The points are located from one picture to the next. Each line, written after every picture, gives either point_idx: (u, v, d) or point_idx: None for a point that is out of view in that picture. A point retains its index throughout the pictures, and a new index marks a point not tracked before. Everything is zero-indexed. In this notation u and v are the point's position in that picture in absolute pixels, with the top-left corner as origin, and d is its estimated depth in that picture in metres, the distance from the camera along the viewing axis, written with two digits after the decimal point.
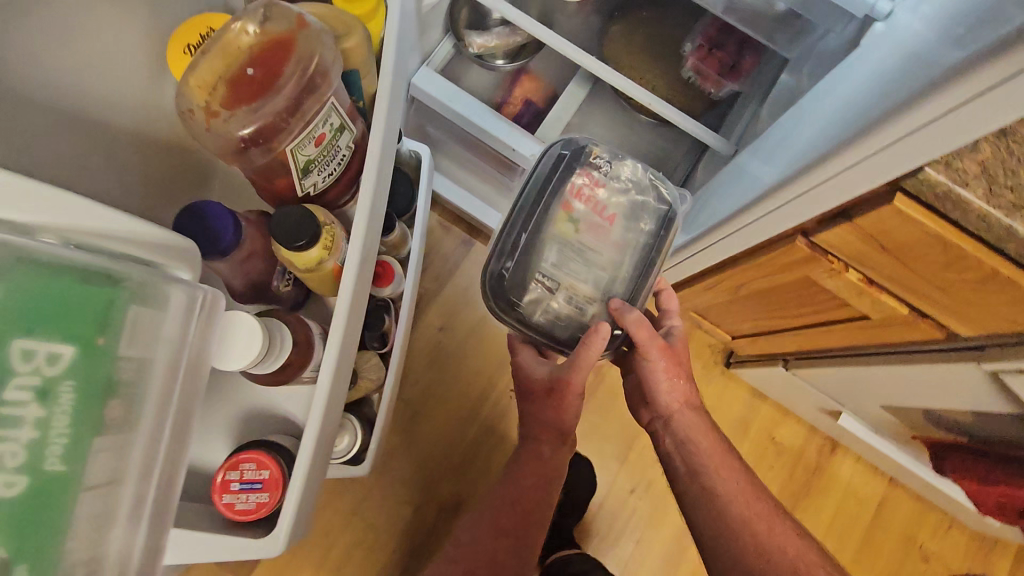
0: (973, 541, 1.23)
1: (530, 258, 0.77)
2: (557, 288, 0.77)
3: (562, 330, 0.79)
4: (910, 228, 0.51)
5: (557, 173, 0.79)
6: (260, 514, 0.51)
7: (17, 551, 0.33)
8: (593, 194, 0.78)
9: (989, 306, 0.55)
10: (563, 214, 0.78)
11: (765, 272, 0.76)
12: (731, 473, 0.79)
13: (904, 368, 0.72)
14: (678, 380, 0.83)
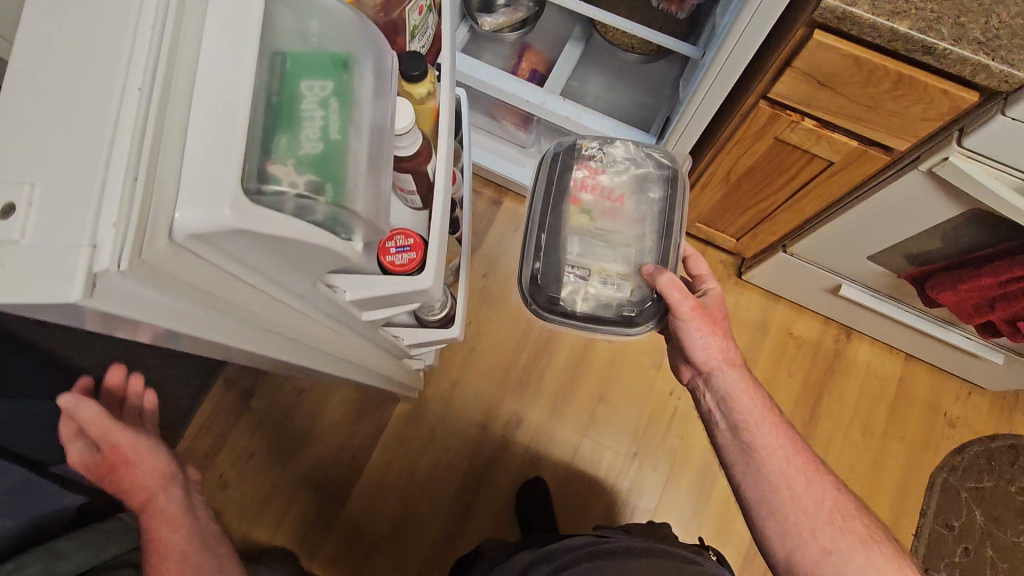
0: (992, 403, 1.34)
1: (558, 254, 0.96)
2: (589, 273, 0.95)
3: (604, 311, 0.95)
4: (832, 54, 0.69)
5: (560, 175, 0.99)
6: (413, 269, 0.59)
7: (323, 181, 0.40)
8: (593, 184, 0.98)
9: (907, 111, 0.73)
10: (575, 208, 0.97)
11: (746, 148, 0.95)
12: (770, 425, 0.85)
13: (872, 200, 0.89)
14: (714, 341, 0.89)
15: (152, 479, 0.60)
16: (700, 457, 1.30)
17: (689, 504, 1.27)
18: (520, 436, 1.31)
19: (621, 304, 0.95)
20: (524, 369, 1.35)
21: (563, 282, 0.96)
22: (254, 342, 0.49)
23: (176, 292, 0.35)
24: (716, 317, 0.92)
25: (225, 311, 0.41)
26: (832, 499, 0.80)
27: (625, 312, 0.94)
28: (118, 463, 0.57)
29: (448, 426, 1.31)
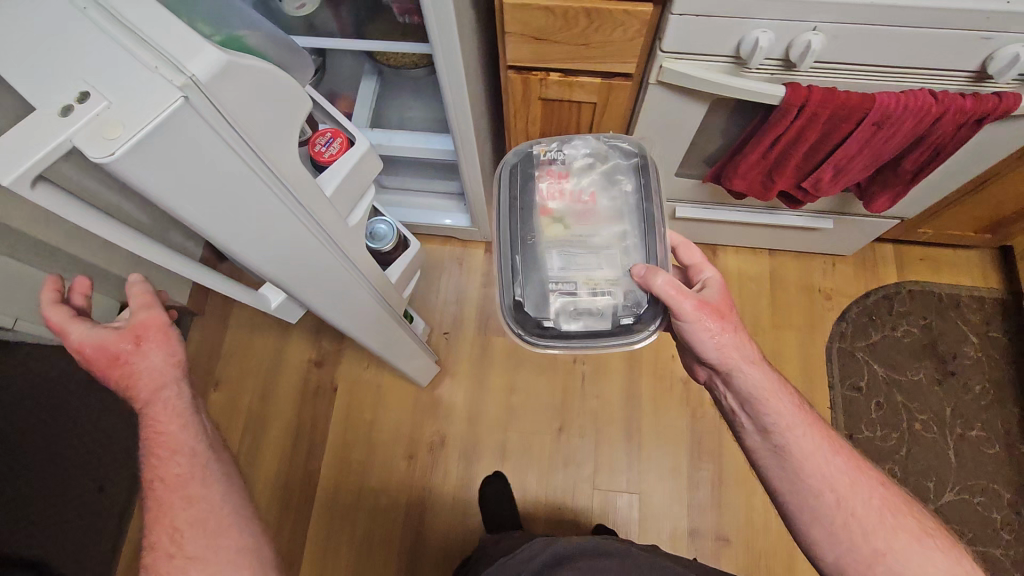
0: (854, 266, 1.46)
1: (537, 272, 0.84)
2: (575, 285, 0.83)
3: (602, 325, 0.84)
4: (527, 11, 0.78)
5: (522, 187, 0.86)
6: (346, 149, 0.75)
7: None
8: (563, 189, 0.86)
9: (614, 39, 0.82)
10: (547, 218, 0.84)
11: (526, 116, 1.02)
12: (800, 422, 0.80)
13: (641, 123, 0.98)
14: (727, 336, 0.82)
15: (166, 370, 0.62)
16: (621, 409, 1.34)
17: (624, 454, 1.31)
18: (449, 453, 1.32)
19: (618, 311, 0.84)
20: (434, 389, 1.36)
21: (550, 303, 0.84)
22: (303, 218, 0.61)
23: (229, 132, 0.46)
24: (724, 308, 0.85)
25: (271, 164, 0.52)
26: (865, 482, 0.77)
27: (624, 320, 0.84)
28: (140, 343, 0.60)
29: (377, 470, 1.31)
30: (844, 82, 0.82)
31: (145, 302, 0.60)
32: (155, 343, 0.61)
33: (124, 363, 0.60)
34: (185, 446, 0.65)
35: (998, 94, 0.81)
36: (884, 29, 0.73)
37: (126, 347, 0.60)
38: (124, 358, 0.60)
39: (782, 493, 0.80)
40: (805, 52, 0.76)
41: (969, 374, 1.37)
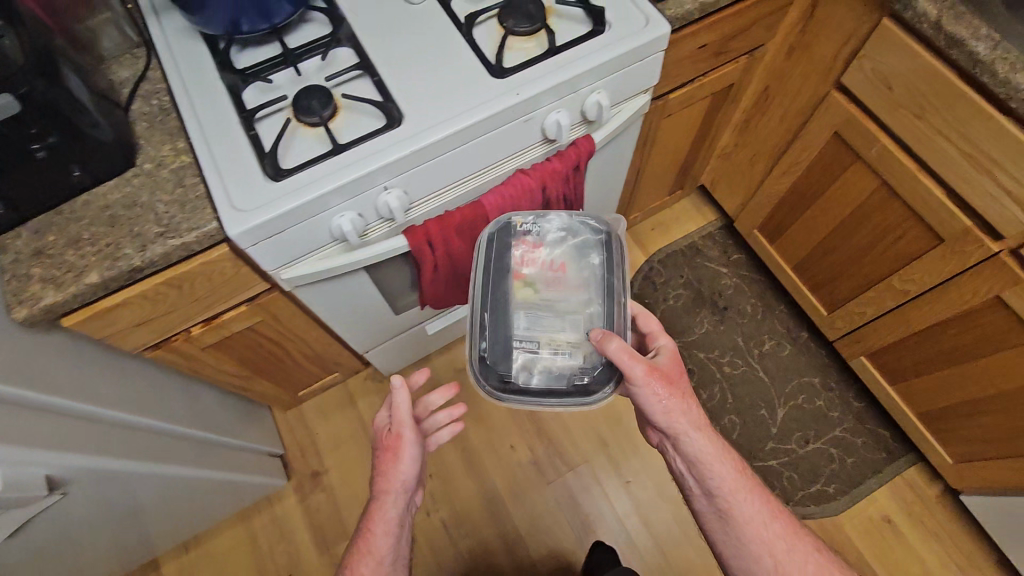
0: None
1: (500, 330, 0.76)
2: (539, 346, 0.75)
3: (559, 382, 0.75)
4: (99, 316, 0.70)
5: (496, 250, 0.79)
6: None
7: None
8: (536, 256, 0.80)
9: (218, 284, 0.77)
10: (518, 281, 0.77)
11: (207, 361, 0.94)
12: (743, 490, 0.80)
13: (318, 308, 0.95)
14: (675, 403, 0.77)
15: (393, 479, 0.73)
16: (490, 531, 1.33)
17: (514, 568, 1.29)
18: None
19: (576, 370, 0.76)
20: None
21: (513, 360, 0.75)
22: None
23: None
24: (676, 376, 0.80)
25: None
26: (801, 541, 0.79)
27: (580, 377, 0.75)
28: (389, 449, 0.74)
29: None
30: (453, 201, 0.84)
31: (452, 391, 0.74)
32: (398, 449, 0.73)
33: (388, 450, 0.74)
34: (378, 560, 0.73)
35: (574, 143, 0.88)
36: (437, 159, 0.76)
37: (383, 447, 0.75)
38: (392, 445, 0.74)
39: (725, 552, 0.81)
40: (394, 208, 0.77)
41: (737, 300, 1.52)
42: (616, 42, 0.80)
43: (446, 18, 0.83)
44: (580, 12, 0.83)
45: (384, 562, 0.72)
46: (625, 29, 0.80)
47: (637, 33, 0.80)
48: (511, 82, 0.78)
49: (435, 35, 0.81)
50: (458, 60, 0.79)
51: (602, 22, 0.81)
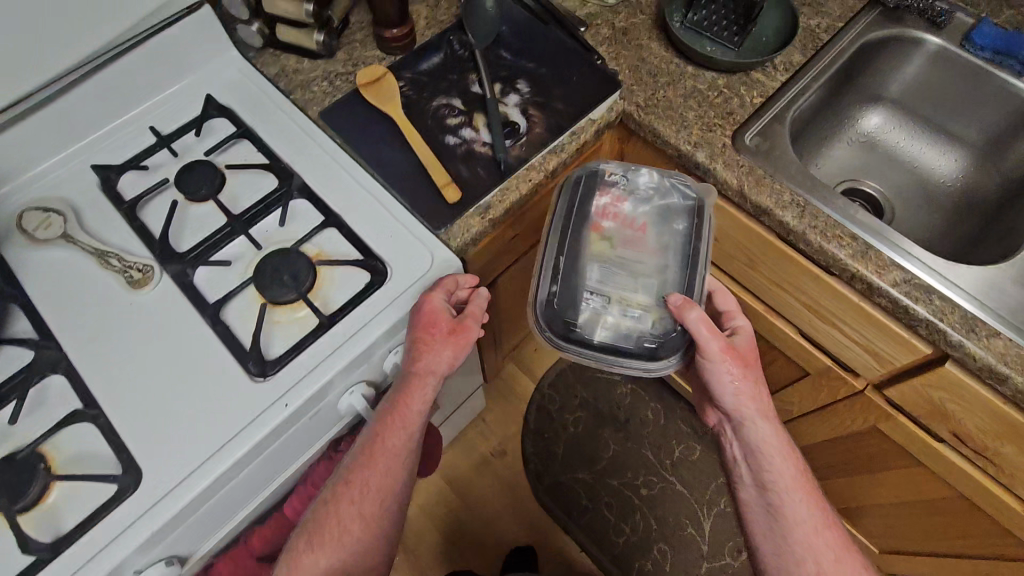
0: (497, 407, 1.46)
1: (571, 279, 0.71)
2: (608, 301, 0.70)
3: (624, 341, 0.69)
4: None
5: (578, 194, 0.74)
6: None
7: None
8: (620, 206, 0.75)
9: None
10: (595, 235, 0.73)
11: None
12: (797, 479, 0.74)
13: None
14: (747, 385, 0.72)
15: (394, 445, 0.64)
16: None
17: None
18: None
19: (643, 335, 0.69)
20: None
21: (580, 311, 0.70)
22: None
23: None
24: (749, 360, 0.74)
25: None
26: (843, 539, 0.72)
27: (641, 342, 0.69)
28: (411, 394, 0.64)
29: None
30: (243, 516, 0.67)
31: (470, 287, 0.67)
32: (457, 347, 0.64)
33: (413, 387, 0.64)
34: (370, 521, 0.64)
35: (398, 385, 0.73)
36: (198, 512, 0.59)
37: (442, 332, 0.63)
38: (428, 344, 0.63)
39: (762, 536, 0.73)
40: None
41: (637, 408, 1.45)
42: (402, 289, 0.67)
43: (188, 305, 0.66)
44: (352, 253, 0.70)
45: (372, 523, 0.64)
46: (408, 270, 0.68)
47: (423, 273, 0.68)
48: (279, 380, 0.63)
49: (177, 333, 0.65)
50: (210, 364, 0.63)
51: (381, 267, 0.68)
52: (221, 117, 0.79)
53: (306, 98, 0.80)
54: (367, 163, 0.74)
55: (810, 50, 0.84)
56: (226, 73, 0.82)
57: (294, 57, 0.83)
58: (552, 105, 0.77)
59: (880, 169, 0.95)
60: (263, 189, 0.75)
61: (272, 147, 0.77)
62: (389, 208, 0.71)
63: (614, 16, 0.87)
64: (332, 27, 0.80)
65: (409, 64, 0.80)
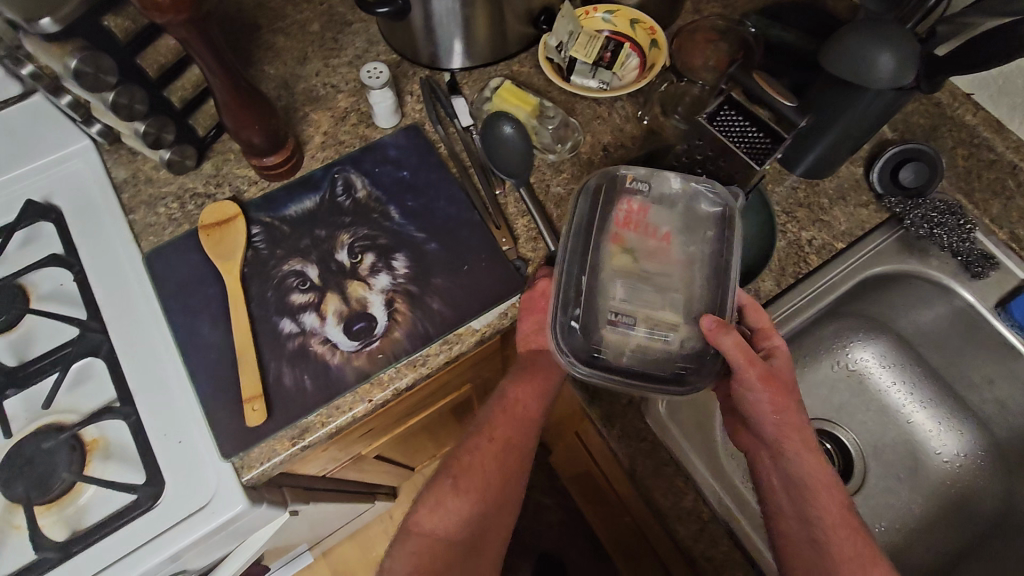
0: None
1: (589, 297, 0.52)
2: (637, 320, 0.51)
3: (658, 367, 0.51)
4: None
5: (594, 206, 0.54)
6: None
7: None
8: (641, 210, 0.54)
9: None
10: (616, 249, 0.53)
11: None
12: (851, 530, 0.48)
13: None
14: (792, 416, 0.50)
15: (534, 410, 0.58)
16: None
17: None
18: None
19: (676, 360, 0.51)
20: None
21: (602, 337, 0.51)
22: None
23: None
24: (788, 389, 0.51)
25: None
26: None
27: (675, 369, 0.51)
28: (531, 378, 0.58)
29: None
30: None
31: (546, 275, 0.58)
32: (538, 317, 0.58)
33: (531, 371, 0.58)
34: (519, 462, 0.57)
35: None
36: None
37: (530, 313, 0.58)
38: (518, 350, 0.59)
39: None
40: None
41: (559, 550, 1.26)
42: (163, 529, 0.53)
43: None
44: (131, 450, 0.57)
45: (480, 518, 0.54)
46: (176, 507, 0.54)
47: (192, 518, 0.53)
48: None
49: None
50: None
51: (142, 499, 0.54)
52: (50, 223, 0.66)
53: (145, 222, 0.65)
54: (177, 339, 0.59)
55: (787, 278, 0.63)
56: (70, 167, 0.68)
57: (151, 161, 0.68)
58: (425, 301, 0.60)
59: (858, 415, 0.73)
60: (63, 334, 0.62)
61: (87, 283, 0.63)
62: (185, 410, 0.57)
63: (552, 175, 0.69)
64: (189, 141, 0.64)
65: (274, 205, 0.65)
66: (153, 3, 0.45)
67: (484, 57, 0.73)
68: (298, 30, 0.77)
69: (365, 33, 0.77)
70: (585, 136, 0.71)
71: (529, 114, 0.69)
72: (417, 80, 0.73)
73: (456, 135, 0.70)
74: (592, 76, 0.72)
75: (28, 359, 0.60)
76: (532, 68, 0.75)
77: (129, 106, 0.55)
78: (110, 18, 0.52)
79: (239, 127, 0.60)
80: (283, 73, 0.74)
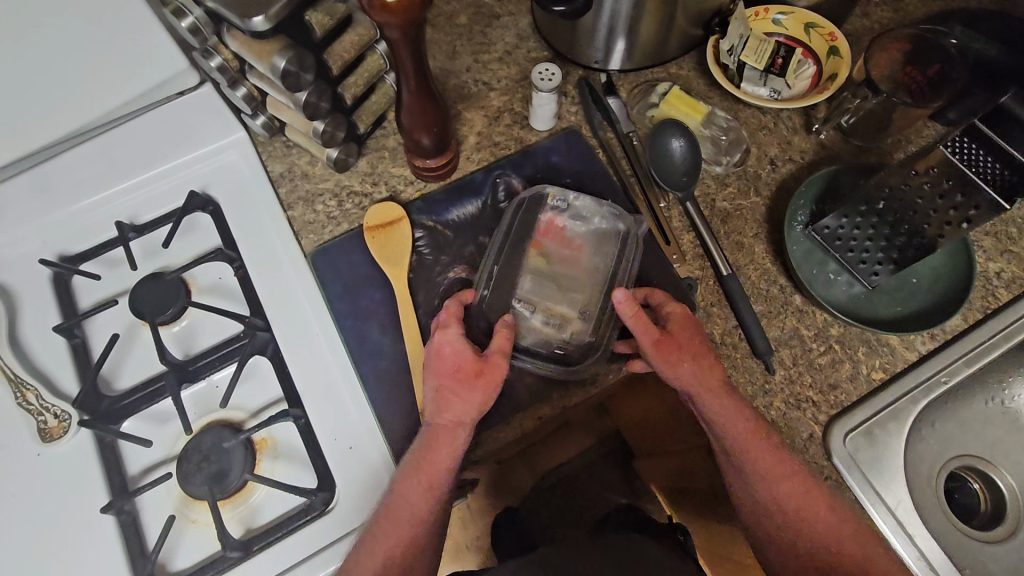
0: None
1: (499, 285, 0.59)
2: (535, 309, 0.58)
3: (548, 347, 0.57)
4: None
5: (519, 215, 0.62)
6: None
7: None
8: (562, 222, 0.62)
9: None
10: (533, 252, 0.60)
11: None
12: (758, 434, 0.52)
13: None
14: (689, 351, 0.52)
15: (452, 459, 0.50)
16: None
17: None
18: None
19: (553, 345, 0.57)
20: None
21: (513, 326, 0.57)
22: None
23: None
24: (699, 351, 0.53)
25: None
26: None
27: (551, 352, 0.57)
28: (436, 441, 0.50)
29: None
30: None
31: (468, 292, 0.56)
32: (484, 390, 0.50)
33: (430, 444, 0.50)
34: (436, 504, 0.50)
35: None
36: None
37: (463, 375, 0.50)
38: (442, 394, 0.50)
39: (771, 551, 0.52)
40: None
41: None
42: (340, 535, 0.54)
43: (98, 478, 0.56)
44: (300, 450, 0.57)
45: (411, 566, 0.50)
46: (352, 513, 0.54)
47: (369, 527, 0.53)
48: None
49: (77, 514, 0.54)
50: (102, 567, 0.53)
51: (318, 503, 0.54)
52: (206, 215, 0.65)
53: (305, 219, 0.65)
54: (347, 344, 0.59)
55: (974, 314, 0.60)
56: (225, 158, 0.67)
57: (307, 155, 0.67)
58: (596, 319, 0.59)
59: (1013, 453, 0.73)
60: (225, 330, 0.62)
61: (248, 279, 0.62)
62: (355, 415, 0.57)
63: (717, 189, 0.65)
64: (352, 139, 0.63)
65: (434, 208, 0.63)
66: (385, 6, 0.43)
67: (647, 59, 0.69)
68: (445, 22, 0.74)
69: (515, 27, 0.74)
70: (752, 148, 0.67)
71: (699, 121, 0.67)
72: (573, 80, 0.71)
73: (616, 140, 0.67)
74: (763, 83, 0.68)
75: (194, 354, 0.61)
76: (692, 72, 0.71)
77: (316, 105, 0.54)
78: (311, 13, 0.50)
79: (414, 127, 0.57)
80: (432, 67, 0.72)
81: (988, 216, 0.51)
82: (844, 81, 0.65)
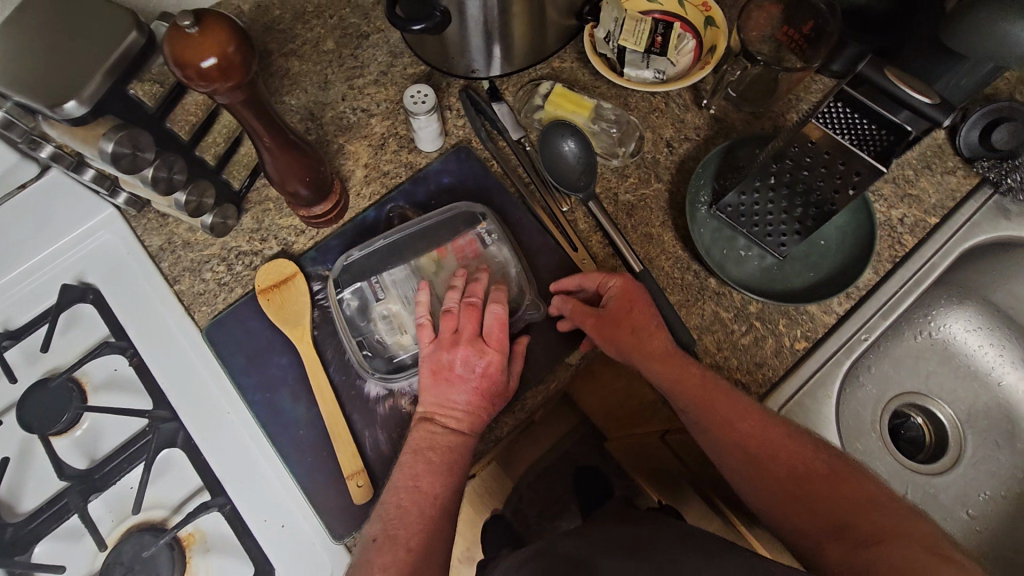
0: None
1: (371, 264, 0.57)
2: (383, 300, 0.56)
3: (361, 331, 0.56)
4: None
5: (441, 225, 0.59)
6: None
7: None
8: (475, 252, 0.58)
9: None
10: (434, 255, 0.58)
11: None
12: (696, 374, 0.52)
13: None
14: (634, 319, 0.54)
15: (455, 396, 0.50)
16: None
17: None
18: None
19: (374, 340, 0.55)
20: None
21: (348, 298, 0.56)
22: None
23: None
24: (637, 318, 0.54)
25: None
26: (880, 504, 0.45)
27: (359, 352, 0.55)
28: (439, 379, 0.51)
29: None
30: None
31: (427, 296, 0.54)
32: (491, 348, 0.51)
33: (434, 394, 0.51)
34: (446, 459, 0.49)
35: None
36: None
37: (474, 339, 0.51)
38: (449, 372, 0.51)
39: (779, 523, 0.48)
40: None
41: None
42: None
43: None
44: (232, 539, 0.54)
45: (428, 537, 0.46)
46: None
47: None
48: None
49: None
50: None
51: None
52: (87, 305, 0.60)
53: (194, 291, 0.60)
54: (259, 419, 0.55)
55: (883, 264, 0.61)
56: (97, 239, 0.62)
57: (185, 223, 0.62)
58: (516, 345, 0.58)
59: (948, 384, 0.73)
60: (128, 426, 0.57)
61: (145, 367, 0.58)
62: (279, 491, 0.54)
63: (618, 182, 0.63)
64: (227, 199, 0.59)
65: (330, 255, 0.61)
66: (201, 73, 0.39)
67: (527, 60, 0.66)
68: (313, 51, 0.69)
69: (387, 44, 0.70)
70: (646, 133, 0.65)
71: (587, 119, 0.65)
72: (455, 93, 0.67)
73: (508, 148, 0.65)
74: (646, 65, 0.66)
75: (99, 459, 0.56)
76: (576, 63, 0.69)
77: (168, 178, 0.49)
78: (136, 84, 0.47)
79: (284, 179, 0.53)
80: (305, 102, 0.67)
81: (868, 181, 0.49)
82: (722, 53, 0.64)
